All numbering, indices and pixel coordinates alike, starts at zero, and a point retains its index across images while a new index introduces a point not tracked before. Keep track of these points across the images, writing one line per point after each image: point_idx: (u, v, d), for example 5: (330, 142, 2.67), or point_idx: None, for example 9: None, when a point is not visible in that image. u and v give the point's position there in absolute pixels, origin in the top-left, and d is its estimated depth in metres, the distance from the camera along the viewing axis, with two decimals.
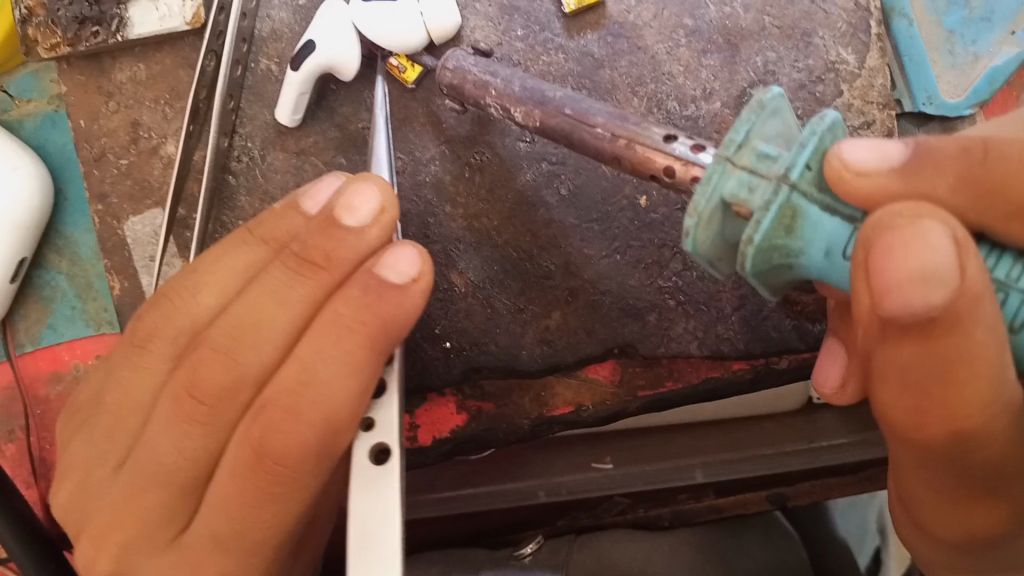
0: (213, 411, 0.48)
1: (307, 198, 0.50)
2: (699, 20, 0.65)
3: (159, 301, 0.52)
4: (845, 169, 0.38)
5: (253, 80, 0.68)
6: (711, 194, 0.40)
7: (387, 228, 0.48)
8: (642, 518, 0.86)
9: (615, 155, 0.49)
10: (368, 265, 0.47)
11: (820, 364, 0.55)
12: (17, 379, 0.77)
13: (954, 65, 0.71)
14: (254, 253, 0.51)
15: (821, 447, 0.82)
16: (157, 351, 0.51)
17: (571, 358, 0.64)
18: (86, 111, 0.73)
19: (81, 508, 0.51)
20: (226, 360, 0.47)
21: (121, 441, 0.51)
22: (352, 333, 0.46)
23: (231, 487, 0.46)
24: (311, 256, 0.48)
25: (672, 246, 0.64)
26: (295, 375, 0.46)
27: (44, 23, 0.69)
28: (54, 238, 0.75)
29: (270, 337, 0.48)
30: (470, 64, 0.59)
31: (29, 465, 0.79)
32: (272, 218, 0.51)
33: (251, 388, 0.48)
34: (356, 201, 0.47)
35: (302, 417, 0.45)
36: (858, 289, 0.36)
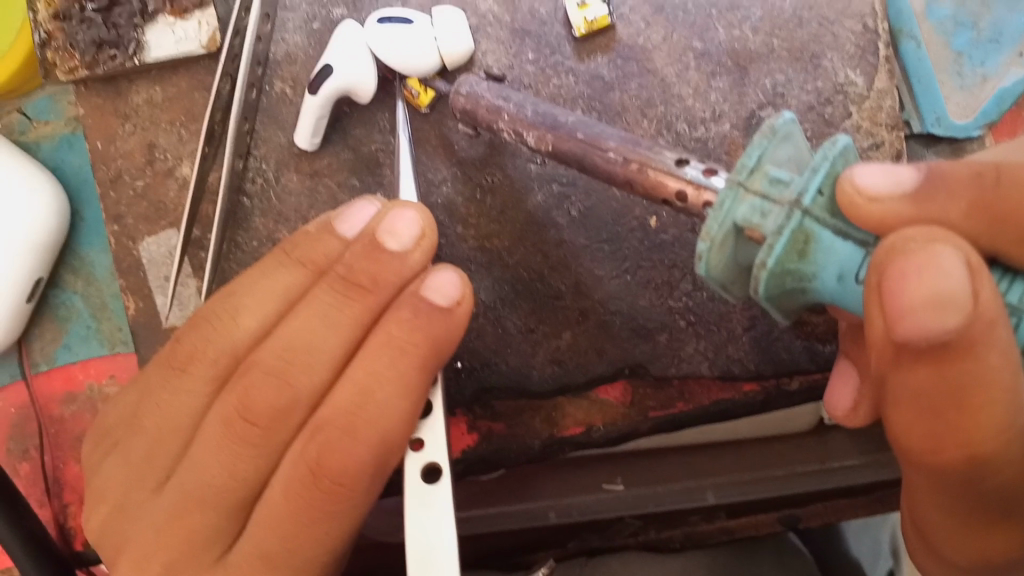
0: (266, 432, 0.52)
1: (342, 221, 0.55)
2: (709, 43, 0.66)
3: (196, 324, 0.56)
4: (857, 194, 0.39)
5: (268, 102, 0.69)
6: (724, 219, 0.41)
7: (427, 252, 0.53)
8: (653, 540, 0.84)
9: (627, 179, 0.49)
10: (413, 288, 0.52)
11: (833, 387, 0.55)
12: (32, 399, 0.79)
13: (963, 86, 0.71)
14: (293, 274, 0.56)
15: (833, 468, 0.82)
16: (197, 374, 0.55)
17: (581, 378, 0.64)
18: (102, 134, 0.74)
19: (114, 533, 0.55)
20: (280, 381, 0.52)
21: (159, 463, 0.55)
22: (404, 354, 0.51)
23: (285, 505, 0.50)
24: (356, 277, 0.52)
25: (682, 267, 0.64)
26: (353, 397, 0.51)
27: (63, 47, 0.70)
28: (70, 259, 0.78)
29: (322, 360, 0.53)
30: (483, 89, 0.59)
31: (43, 484, 0.80)
32: (308, 239, 0.56)
33: (304, 407, 0.53)
34: (397, 225, 0.52)
35: (357, 437, 0.50)
36: (872, 313, 0.37)
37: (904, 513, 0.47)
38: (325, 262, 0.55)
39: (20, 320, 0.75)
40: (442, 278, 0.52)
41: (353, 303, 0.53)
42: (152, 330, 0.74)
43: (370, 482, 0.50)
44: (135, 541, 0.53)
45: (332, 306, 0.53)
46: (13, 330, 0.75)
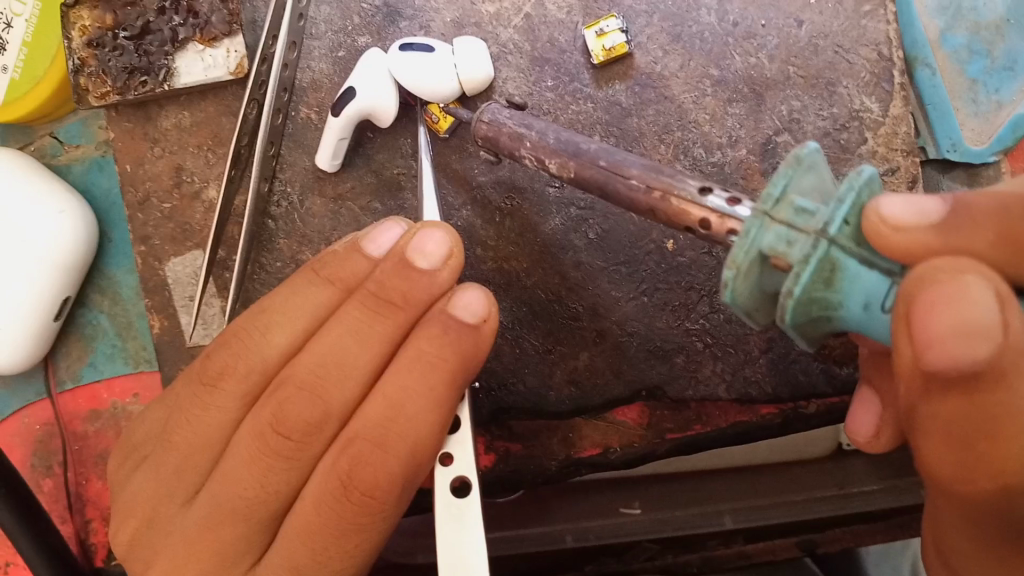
0: (298, 445, 0.54)
1: (369, 241, 0.57)
2: (725, 70, 0.67)
3: (226, 341, 0.58)
4: (882, 223, 0.39)
5: (294, 128, 0.70)
6: (750, 247, 0.41)
7: (454, 271, 0.55)
8: (670, 565, 0.83)
9: (650, 207, 0.50)
10: (442, 306, 0.54)
11: (852, 414, 0.55)
12: (57, 416, 0.81)
13: (977, 113, 0.72)
14: (322, 293, 0.57)
15: (853, 493, 0.82)
16: (227, 390, 0.57)
17: (598, 400, 0.65)
18: (131, 157, 0.75)
19: (145, 547, 0.56)
20: (313, 397, 0.54)
21: (189, 478, 0.56)
22: (435, 369, 0.52)
23: (317, 517, 0.52)
24: (388, 294, 0.54)
25: (700, 289, 0.65)
26: (385, 411, 0.52)
27: (95, 73, 0.72)
28: (97, 279, 0.80)
29: (352, 377, 0.54)
30: (505, 117, 0.60)
31: (65, 500, 0.81)
32: (336, 258, 0.57)
33: (336, 422, 0.54)
34: (426, 244, 0.53)
35: (389, 450, 0.52)
36: (900, 343, 0.37)
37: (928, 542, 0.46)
38: (354, 281, 0.57)
39: (47, 338, 0.77)
40: (469, 296, 0.54)
41: (384, 319, 0.54)
42: (176, 349, 0.76)
43: (397, 494, 0.52)
44: (166, 554, 0.54)
45: (364, 321, 0.55)
46: (39, 347, 0.76)
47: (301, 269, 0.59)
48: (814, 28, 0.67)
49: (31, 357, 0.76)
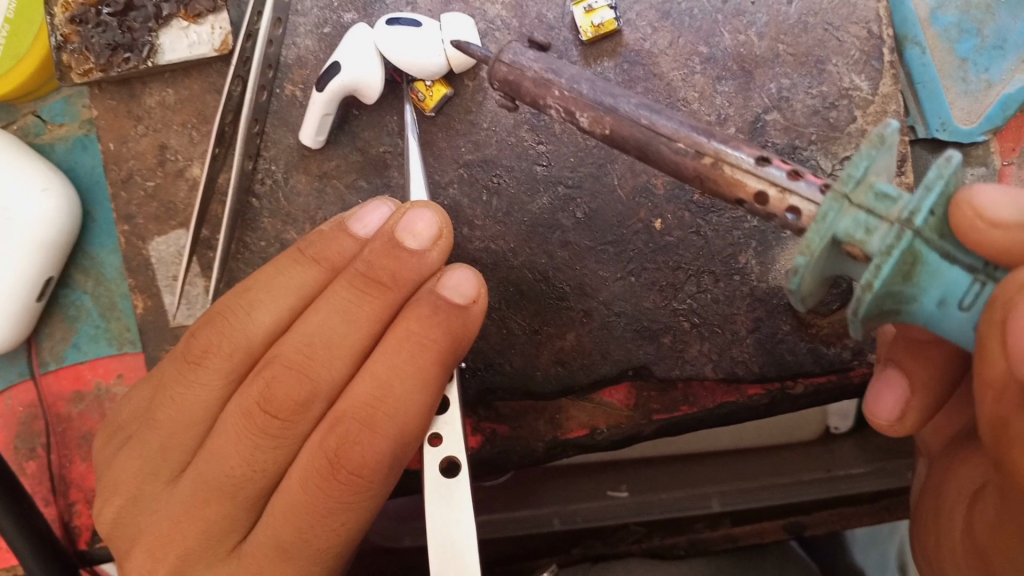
0: (286, 424, 0.53)
1: (356, 220, 0.56)
2: (715, 47, 0.66)
3: (213, 319, 0.57)
4: (978, 217, 0.36)
5: (279, 105, 0.70)
6: (825, 231, 0.38)
7: (444, 252, 0.54)
8: (657, 546, 0.86)
9: (698, 175, 0.45)
10: (431, 286, 0.53)
11: (875, 391, 0.51)
12: (40, 397, 0.80)
13: (967, 92, 0.71)
14: (307, 272, 0.56)
15: (838, 477, 0.84)
16: (214, 368, 0.56)
17: (585, 379, 0.65)
18: (114, 135, 0.74)
19: (128, 526, 0.56)
20: (301, 375, 0.53)
21: (174, 456, 0.55)
22: (425, 350, 0.52)
23: (301, 495, 0.51)
24: (376, 274, 0.54)
25: (687, 269, 0.64)
26: (371, 391, 0.52)
27: (78, 49, 0.71)
28: (81, 259, 0.79)
29: (341, 355, 0.54)
30: (529, 59, 0.52)
31: (50, 482, 0.81)
32: (322, 238, 0.57)
33: (324, 401, 0.54)
34: (417, 224, 0.53)
35: (378, 429, 0.51)
36: (991, 352, 0.36)
37: (980, 539, 0.45)
38: (340, 261, 0.56)
39: (30, 318, 0.76)
40: (458, 276, 0.53)
41: (372, 299, 0.54)
42: (160, 328, 0.75)
43: (386, 473, 0.52)
44: (151, 532, 0.54)
45: (352, 301, 0.54)
46: (22, 327, 0.76)
47: (286, 249, 0.59)
48: (804, 5, 0.67)
49: (14, 337, 0.75)
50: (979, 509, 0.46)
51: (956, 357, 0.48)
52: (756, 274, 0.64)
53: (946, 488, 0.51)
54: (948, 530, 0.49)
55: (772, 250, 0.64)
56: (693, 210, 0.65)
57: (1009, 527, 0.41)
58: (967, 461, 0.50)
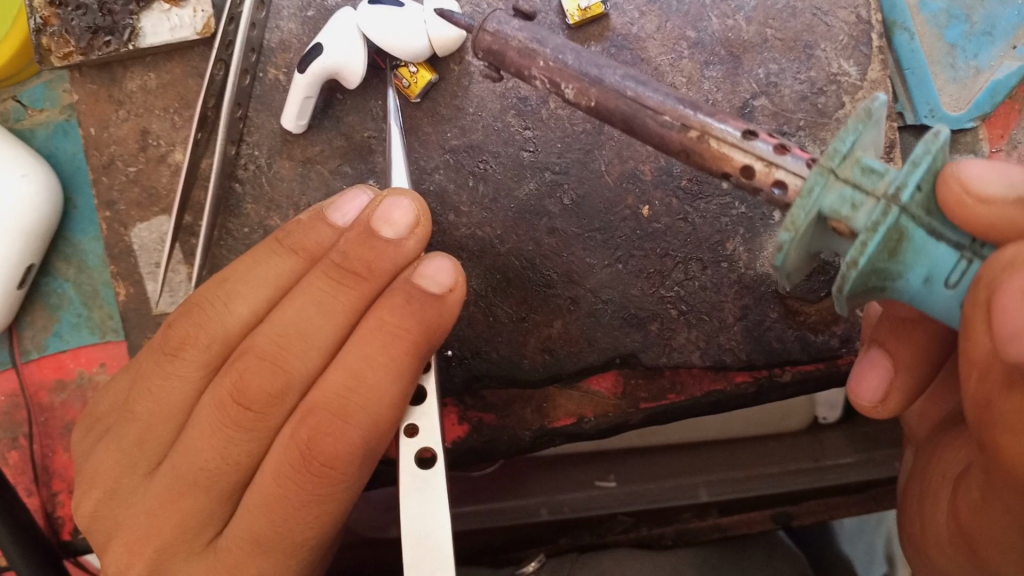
0: (258, 416, 0.52)
1: (335, 209, 0.55)
2: (703, 32, 0.65)
3: (190, 310, 0.56)
4: (966, 194, 0.36)
5: (261, 89, 0.69)
6: (811, 207, 0.38)
7: (422, 240, 0.53)
8: (645, 537, 0.87)
9: (684, 148, 0.45)
10: (407, 275, 0.53)
11: (858, 372, 0.50)
12: (22, 387, 0.79)
13: (956, 78, 0.71)
14: (285, 262, 0.56)
15: (826, 466, 0.86)
16: (191, 360, 0.55)
17: (572, 367, 0.64)
18: (95, 120, 0.73)
19: (106, 518, 0.55)
20: (273, 367, 0.52)
21: (150, 449, 0.55)
22: (398, 339, 0.51)
23: (275, 490, 0.51)
24: (351, 265, 0.53)
25: (675, 256, 0.64)
26: (345, 381, 0.51)
27: (58, 33, 0.70)
28: (62, 246, 0.78)
29: (314, 348, 0.53)
30: (513, 29, 0.51)
31: (32, 472, 0.80)
32: (300, 227, 0.56)
33: (296, 394, 0.53)
34: (392, 213, 0.52)
35: (350, 419, 0.51)
36: (976, 331, 0.35)
37: (965, 519, 0.45)
38: (318, 251, 0.55)
39: (10, 306, 0.74)
40: (436, 265, 0.52)
41: (348, 289, 0.53)
42: (143, 316, 0.74)
43: (359, 465, 0.51)
44: (128, 526, 0.53)
45: (328, 292, 0.53)
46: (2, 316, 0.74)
47: (262, 240, 0.58)
48: None
49: None
50: (961, 489, 0.46)
51: (938, 335, 0.47)
52: (744, 261, 0.63)
53: (930, 471, 0.51)
54: (935, 512, 0.49)
55: (760, 236, 0.63)
56: (682, 196, 0.64)
57: (994, 508, 0.41)
58: (953, 445, 0.49)
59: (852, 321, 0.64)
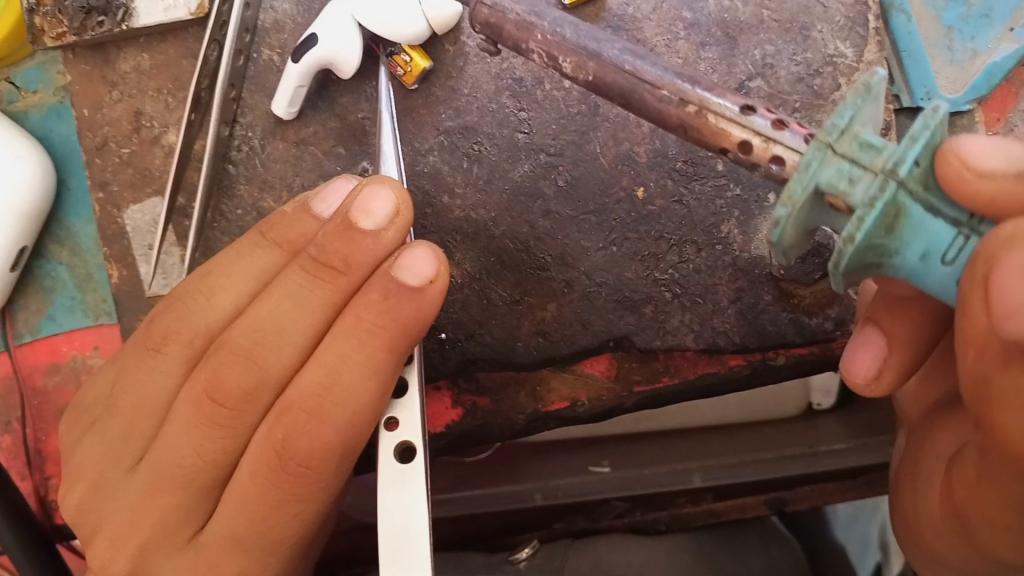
0: (234, 413, 0.52)
1: (320, 199, 0.54)
2: (698, 13, 0.65)
3: (174, 304, 0.56)
4: (966, 168, 0.36)
5: (255, 70, 0.68)
6: (808, 181, 0.38)
7: (402, 232, 0.50)
8: (638, 522, 0.85)
9: (681, 124, 0.45)
10: (386, 267, 0.50)
11: (851, 352, 0.50)
12: (15, 370, 0.76)
13: (953, 60, 0.70)
14: (268, 255, 0.55)
15: (822, 452, 0.87)
16: (173, 355, 0.55)
17: (566, 350, 0.64)
18: (89, 101, 0.73)
19: (93, 511, 0.55)
20: (248, 363, 0.52)
21: (134, 442, 0.54)
22: (373, 338, 0.50)
23: (252, 486, 0.51)
24: (328, 258, 0.51)
25: (669, 239, 0.64)
26: (320, 379, 0.50)
27: (51, 12, 0.70)
28: (54, 229, 0.75)
29: (291, 342, 0.52)
30: (512, 2, 0.51)
31: (24, 457, 0.78)
32: (284, 220, 0.55)
33: (272, 390, 0.52)
34: (372, 205, 0.49)
35: (325, 418, 0.50)
36: (973, 308, 0.35)
37: (958, 499, 0.45)
38: (301, 243, 0.54)
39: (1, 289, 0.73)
40: (416, 254, 0.50)
41: (325, 283, 0.51)
42: (135, 298, 0.74)
43: (337, 462, 0.51)
44: (111, 520, 0.53)
45: (304, 286, 0.52)
46: None
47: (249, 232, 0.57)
48: None
49: None
50: (953, 471, 0.46)
51: (935, 314, 0.47)
52: (738, 244, 0.63)
53: (923, 454, 0.51)
54: (929, 495, 0.49)
55: (755, 219, 0.63)
56: (677, 178, 0.64)
57: (990, 490, 0.41)
58: (946, 426, 0.49)
59: (846, 304, 0.64)
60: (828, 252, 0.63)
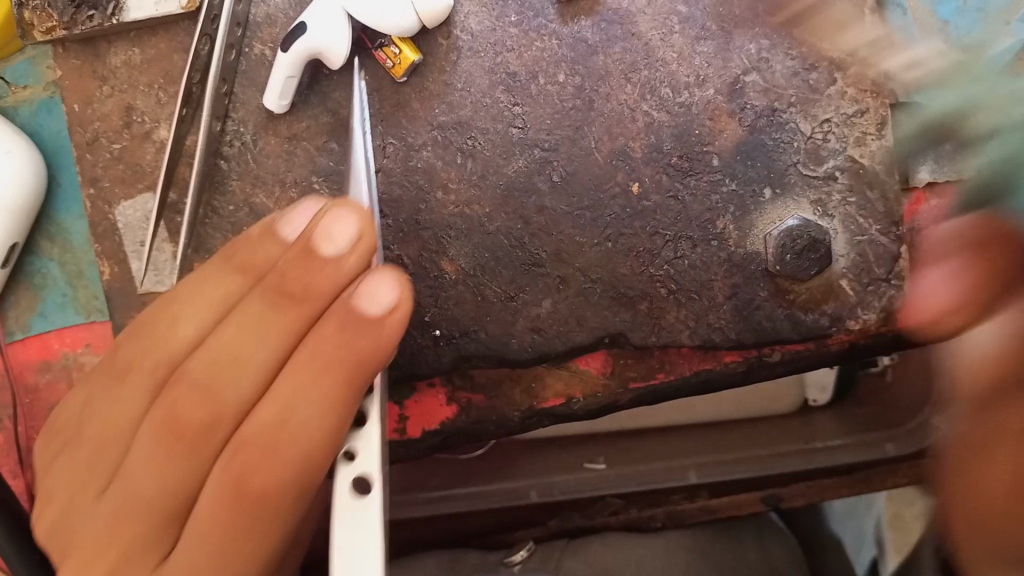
0: (192, 444, 0.50)
1: (285, 223, 0.53)
2: (693, 7, 0.64)
3: (139, 332, 0.55)
4: None
5: (247, 65, 0.68)
6: None
7: (364, 256, 0.50)
8: (634, 519, 0.88)
9: None
10: (346, 296, 0.50)
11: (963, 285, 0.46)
12: (6, 367, 0.75)
13: (949, 54, 0.65)
14: (231, 282, 0.54)
15: (818, 448, 0.87)
16: (135, 384, 0.54)
17: (561, 346, 0.64)
18: (80, 96, 0.72)
19: (64, 535, 0.53)
20: (207, 394, 0.51)
21: (101, 469, 0.53)
22: (329, 371, 0.48)
23: (207, 523, 0.49)
24: (289, 286, 0.50)
25: (664, 234, 0.63)
26: (276, 413, 0.49)
27: (40, 6, 0.69)
28: (46, 225, 0.74)
29: (249, 373, 0.51)
30: None
31: (15, 455, 0.76)
32: (250, 244, 0.54)
33: (230, 423, 0.51)
34: (333, 228, 0.49)
35: (280, 454, 0.48)
36: None
37: None
38: (265, 269, 0.53)
39: None
40: (378, 282, 0.49)
41: (286, 312, 0.51)
42: (129, 294, 0.72)
43: (294, 498, 0.49)
44: (73, 551, 0.52)
45: (262, 316, 0.51)
46: None
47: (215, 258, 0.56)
48: None
49: None
50: None
51: None
52: (734, 239, 0.63)
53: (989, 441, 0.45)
54: (952, 497, 0.48)
55: (750, 215, 0.63)
56: (672, 174, 0.63)
57: None
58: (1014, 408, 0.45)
59: (842, 301, 0.63)
60: (824, 246, 0.62)
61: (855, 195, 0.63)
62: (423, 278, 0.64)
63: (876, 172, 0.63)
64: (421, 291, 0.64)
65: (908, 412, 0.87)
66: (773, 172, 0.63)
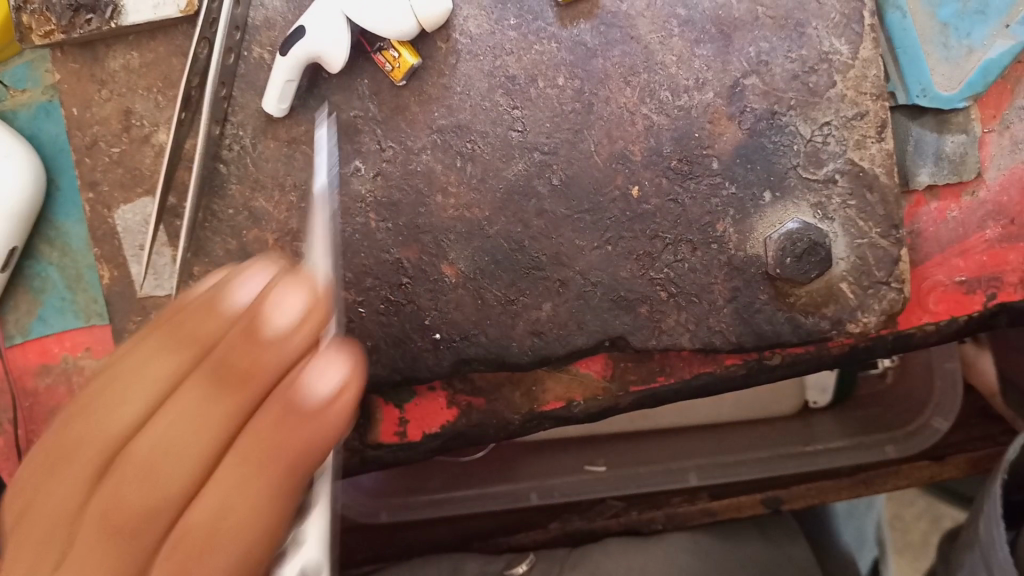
0: (122, 549, 0.38)
1: (235, 287, 0.41)
2: (693, 9, 0.63)
3: (72, 409, 0.41)
4: None
5: (247, 69, 0.67)
6: None
7: (312, 336, 0.39)
8: (634, 521, 0.89)
9: None
10: (299, 376, 0.39)
11: None
12: (5, 371, 0.75)
13: (949, 57, 0.65)
14: (171, 350, 0.41)
15: (817, 450, 0.89)
16: (70, 474, 0.40)
17: (561, 350, 0.64)
18: (79, 100, 0.72)
19: None
20: (139, 491, 0.39)
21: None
22: (276, 461, 0.38)
23: None
24: (238, 361, 0.39)
25: (664, 237, 0.63)
26: (215, 512, 0.38)
27: (39, 10, 0.69)
28: (44, 229, 0.74)
29: (189, 464, 0.39)
30: None
31: (16, 457, 0.77)
32: (193, 306, 0.42)
33: (166, 521, 0.38)
34: (278, 303, 0.39)
35: (220, 561, 0.37)
36: None
37: None
38: (211, 342, 0.41)
39: None
40: (331, 359, 0.39)
41: (232, 394, 0.39)
42: (127, 299, 0.73)
43: None
44: None
45: (207, 397, 0.39)
46: None
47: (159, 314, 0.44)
48: None
49: None
50: None
51: None
52: (734, 243, 0.62)
53: None
54: None
55: (750, 218, 0.62)
56: (672, 177, 0.63)
57: None
58: None
59: (843, 304, 0.63)
60: (824, 249, 0.61)
61: (855, 198, 0.62)
62: (424, 279, 0.65)
63: (875, 175, 0.62)
64: (421, 293, 0.65)
65: (910, 413, 0.88)
66: (773, 175, 0.62)
